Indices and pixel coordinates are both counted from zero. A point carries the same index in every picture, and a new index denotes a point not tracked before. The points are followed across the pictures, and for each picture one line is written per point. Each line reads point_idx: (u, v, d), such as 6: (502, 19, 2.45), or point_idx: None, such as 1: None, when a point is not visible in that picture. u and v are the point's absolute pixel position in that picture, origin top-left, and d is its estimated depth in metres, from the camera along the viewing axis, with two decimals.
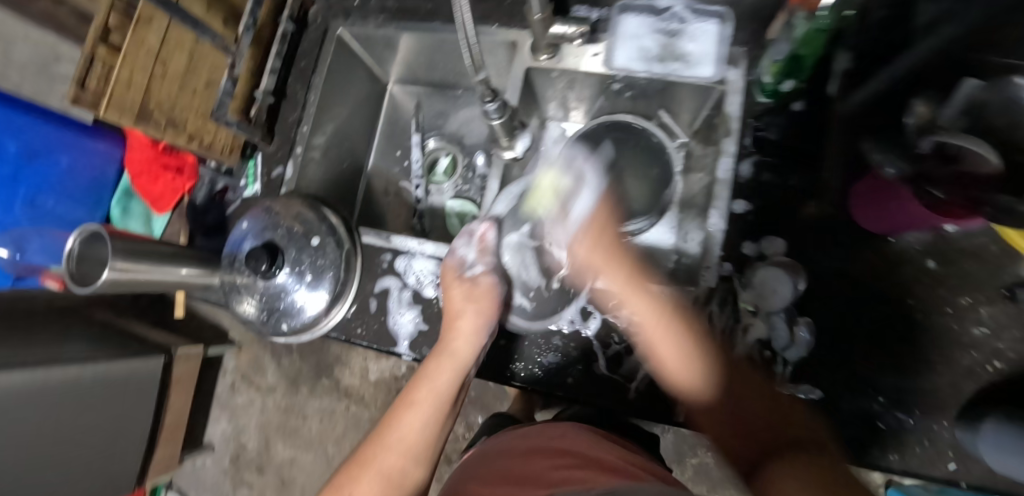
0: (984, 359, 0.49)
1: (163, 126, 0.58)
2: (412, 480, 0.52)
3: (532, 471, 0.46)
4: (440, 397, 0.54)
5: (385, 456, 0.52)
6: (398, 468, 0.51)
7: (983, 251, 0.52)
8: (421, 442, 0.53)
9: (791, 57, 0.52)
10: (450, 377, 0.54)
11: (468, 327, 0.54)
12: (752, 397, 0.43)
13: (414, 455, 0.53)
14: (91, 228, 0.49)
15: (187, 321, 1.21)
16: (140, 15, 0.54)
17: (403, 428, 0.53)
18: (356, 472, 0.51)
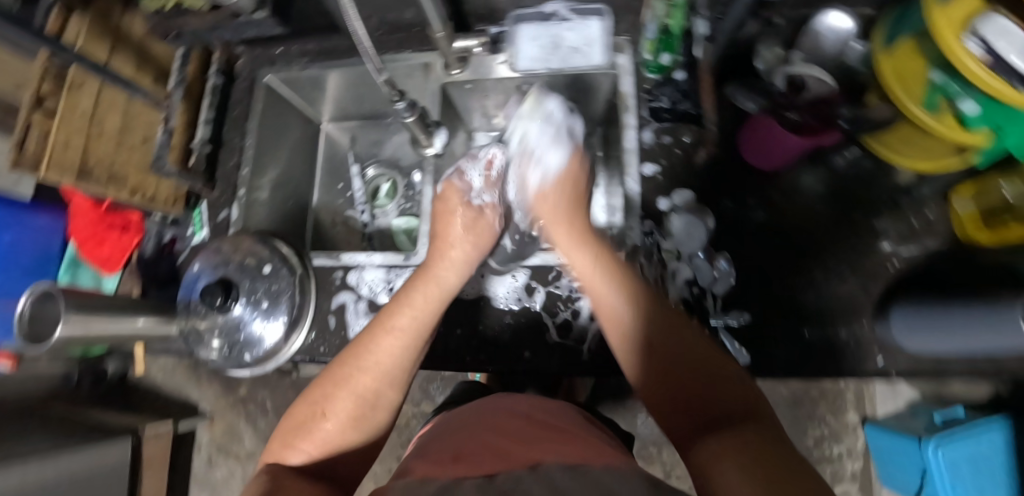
0: (883, 260, 0.56)
1: (104, 181, 0.59)
2: (382, 414, 0.44)
3: (510, 434, 0.40)
4: (424, 324, 0.47)
5: (361, 378, 0.43)
6: (373, 392, 0.43)
7: (864, 172, 0.59)
8: (403, 369, 0.45)
9: (661, 33, 0.57)
10: (435, 304, 0.48)
11: (461, 256, 0.54)
12: (690, 350, 0.40)
13: (392, 378, 0.44)
14: (40, 288, 0.52)
15: (150, 402, 1.15)
16: (70, 81, 0.57)
17: (383, 352, 0.44)
18: (324, 405, 0.42)
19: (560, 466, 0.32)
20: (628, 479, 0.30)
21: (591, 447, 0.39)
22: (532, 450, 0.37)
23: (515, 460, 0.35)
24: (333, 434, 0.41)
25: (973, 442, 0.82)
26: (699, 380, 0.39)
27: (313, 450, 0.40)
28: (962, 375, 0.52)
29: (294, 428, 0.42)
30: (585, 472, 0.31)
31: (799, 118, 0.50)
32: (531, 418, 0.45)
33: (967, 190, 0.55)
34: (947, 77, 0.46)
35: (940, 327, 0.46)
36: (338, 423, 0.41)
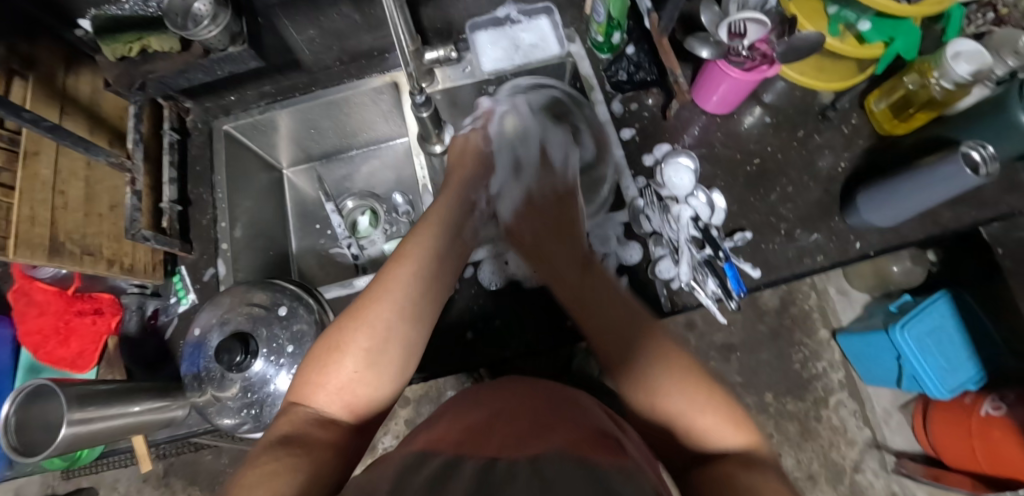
0: (832, 166, 0.66)
1: (79, 254, 0.52)
2: (400, 351, 0.42)
3: (519, 434, 0.35)
4: (432, 255, 0.48)
5: (376, 307, 0.42)
6: (384, 324, 0.42)
7: (796, 102, 0.70)
8: (415, 300, 0.44)
9: (609, 17, 0.63)
10: (438, 235, 0.50)
11: (463, 182, 0.58)
12: (677, 381, 0.41)
13: (405, 309, 0.43)
14: (34, 382, 0.45)
15: None
16: (26, 151, 0.50)
17: (394, 280, 0.44)
18: (339, 339, 0.41)
19: (568, 457, 0.28)
20: (642, 481, 0.26)
21: (593, 429, 0.35)
22: (544, 432, 0.34)
23: (525, 446, 0.32)
24: (349, 369, 0.40)
25: (928, 317, 0.95)
26: (675, 407, 0.40)
27: (334, 387, 0.39)
28: (916, 240, 0.64)
29: (314, 367, 0.41)
30: (593, 464, 0.27)
31: (747, 55, 0.58)
32: (539, 398, 0.42)
33: (877, 94, 0.67)
34: (841, 8, 0.62)
35: (892, 198, 0.57)
36: (354, 356, 0.40)
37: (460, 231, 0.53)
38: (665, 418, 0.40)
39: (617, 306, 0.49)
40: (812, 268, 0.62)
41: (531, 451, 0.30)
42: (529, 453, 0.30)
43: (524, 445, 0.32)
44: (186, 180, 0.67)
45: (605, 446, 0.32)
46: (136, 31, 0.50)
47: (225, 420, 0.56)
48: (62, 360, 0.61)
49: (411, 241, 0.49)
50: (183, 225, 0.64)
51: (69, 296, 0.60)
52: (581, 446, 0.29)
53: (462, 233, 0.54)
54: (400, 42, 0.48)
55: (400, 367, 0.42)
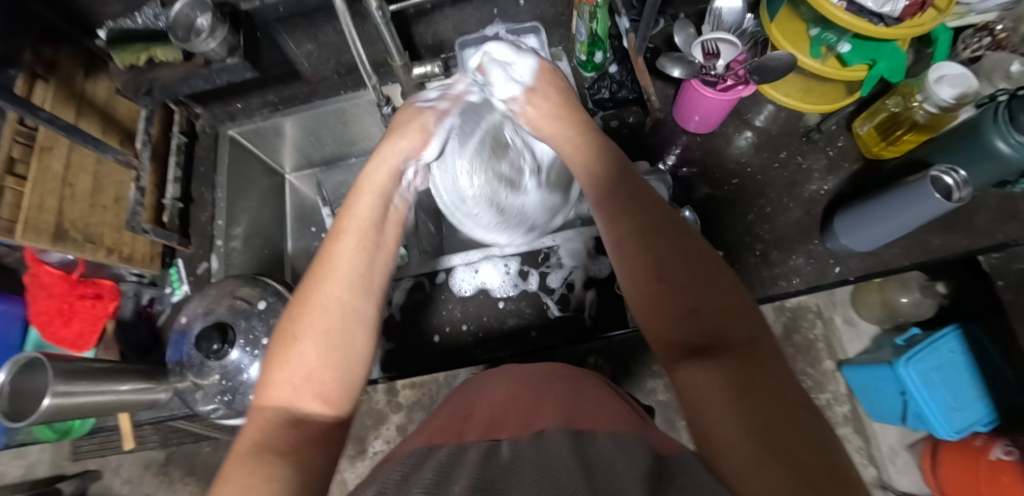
0: (815, 188, 0.66)
1: (81, 241, 0.56)
2: (365, 337, 0.39)
3: (520, 419, 0.37)
4: (369, 221, 0.42)
5: (323, 289, 0.39)
6: (336, 300, 0.38)
7: (780, 124, 0.70)
8: (362, 269, 0.40)
9: (591, 37, 0.65)
10: (372, 200, 0.43)
11: (405, 148, 0.47)
12: (692, 270, 0.35)
13: (354, 283, 0.39)
14: (26, 355, 0.50)
15: None
16: (41, 145, 0.54)
17: (337, 258, 0.40)
18: (292, 329, 0.37)
19: (564, 432, 0.31)
20: (633, 447, 0.28)
21: (582, 404, 0.38)
22: (542, 413, 0.36)
23: (525, 426, 0.35)
24: (310, 356, 0.36)
25: (934, 353, 0.92)
26: (696, 309, 0.33)
27: (298, 379, 0.36)
28: (899, 267, 0.62)
29: (270, 364, 0.37)
30: (587, 438, 0.30)
31: (719, 75, 0.59)
32: (540, 382, 0.44)
33: (863, 116, 0.67)
34: (823, 30, 0.61)
35: (868, 222, 0.56)
36: (311, 342, 0.37)
37: (396, 196, 0.45)
38: (691, 310, 0.33)
39: (637, 206, 0.39)
40: (787, 290, 0.61)
41: (533, 429, 0.33)
42: (533, 429, 0.33)
43: (523, 423, 0.35)
44: (191, 180, 0.71)
45: (598, 420, 0.35)
46: (143, 43, 0.56)
47: (203, 405, 0.60)
48: (63, 340, 0.66)
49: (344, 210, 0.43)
50: (183, 221, 0.69)
51: (73, 281, 0.64)
52: (580, 423, 0.33)
53: (401, 199, 0.46)
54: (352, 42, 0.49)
55: (364, 345, 0.39)
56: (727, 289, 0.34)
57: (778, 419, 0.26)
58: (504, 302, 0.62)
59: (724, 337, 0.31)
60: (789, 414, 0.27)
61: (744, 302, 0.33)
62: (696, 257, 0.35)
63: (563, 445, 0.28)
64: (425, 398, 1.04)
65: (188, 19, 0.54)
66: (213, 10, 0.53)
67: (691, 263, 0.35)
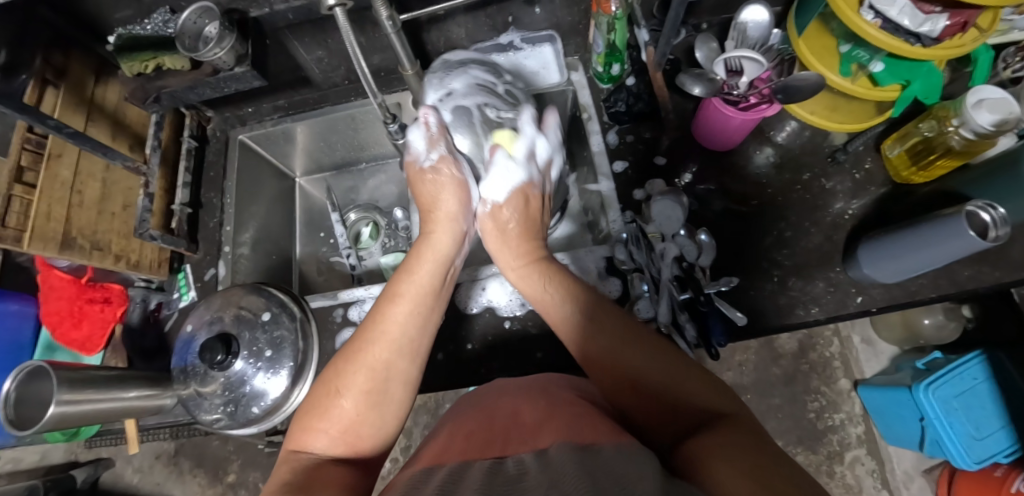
0: (839, 212, 0.63)
1: (89, 249, 0.58)
2: (402, 387, 0.42)
3: (522, 436, 0.34)
4: (426, 289, 0.46)
5: (372, 349, 0.41)
6: (384, 363, 0.41)
7: (806, 142, 0.67)
8: (415, 333, 0.43)
9: (609, 48, 0.64)
10: (432, 267, 0.48)
11: (453, 210, 0.52)
12: (665, 364, 0.39)
13: (401, 346, 0.42)
14: (31, 362, 0.50)
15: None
16: (50, 153, 0.57)
17: (390, 320, 0.43)
18: (336, 381, 0.40)
19: (569, 449, 0.29)
20: (641, 460, 0.27)
21: (593, 418, 0.35)
22: (553, 426, 0.34)
23: (530, 441, 0.33)
24: (349, 412, 0.39)
25: (956, 379, 0.88)
26: (675, 390, 0.37)
27: (335, 432, 0.39)
28: (928, 299, 0.59)
29: (310, 411, 0.40)
30: (595, 455, 0.28)
31: (741, 94, 0.57)
32: (540, 391, 0.42)
33: (892, 138, 0.64)
34: (854, 47, 0.59)
35: (895, 253, 0.53)
36: (355, 398, 0.40)
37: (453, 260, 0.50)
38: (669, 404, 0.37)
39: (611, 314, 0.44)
40: (806, 320, 0.59)
41: (536, 449, 0.31)
42: (537, 450, 0.31)
43: (525, 441, 0.33)
44: (200, 184, 0.71)
45: (610, 432, 0.32)
46: (151, 52, 0.57)
47: (206, 415, 0.59)
48: (73, 341, 0.67)
49: (402, 272, 0.47)
50: (192, 227, 0.69)
51: (82, 285, 0.66)
52: (583, 436, 0.31)
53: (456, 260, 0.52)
54: (354, 60, 0.46)
55: (402, 400, 0.42)
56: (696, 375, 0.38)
57: (768, 460, 0.29)
58: (510, 322, 0.61)
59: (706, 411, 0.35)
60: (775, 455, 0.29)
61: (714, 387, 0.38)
62: (655, 348, 0.41)
63: (571, 464, 0.26)
64: (432, 403, 1.02)
65: (195, 27, 0.54)
66: (221, 18, 0.53)
67: (655, 354, 0.40)
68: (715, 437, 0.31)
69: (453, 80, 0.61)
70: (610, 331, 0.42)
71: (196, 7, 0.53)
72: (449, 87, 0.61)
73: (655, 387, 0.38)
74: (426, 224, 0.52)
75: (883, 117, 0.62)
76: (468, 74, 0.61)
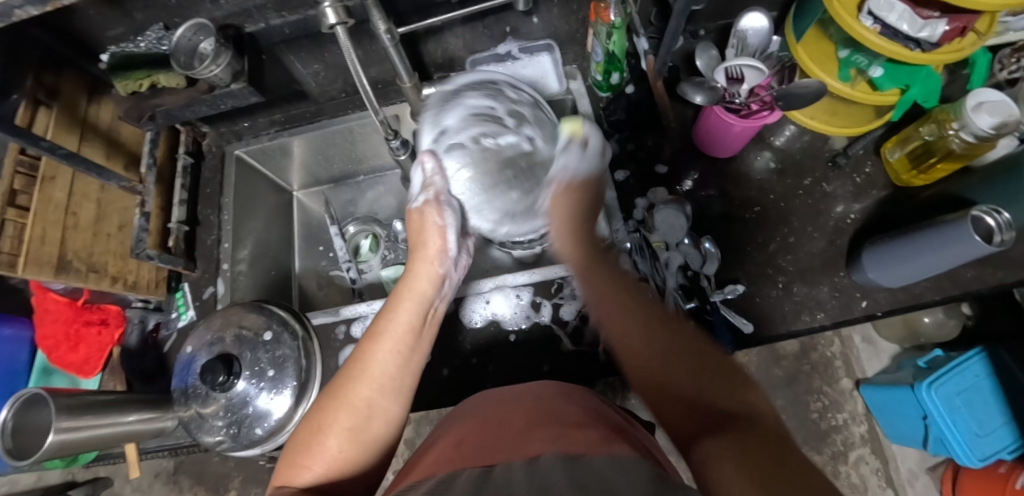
0: (841, 216, 0.63)
1: (84, 272, 0.57)
2: (383, 424, 0.41)
3: (509, 443, 0.33)
4: (407, 328, 0.45)
5: (355, 387, 0.41)
6: (364, 401, 0.41)
7: (805, 147, 0.67)
8: (395, 371, 0.43)
9: (608, 56, 0.63)
10: (413, 307, 0.47)
11: (436, 248, 0.50)
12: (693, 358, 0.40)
13: (384, 384, 0.42)
14: (26, 391, 0.48)
15: None
16: (43, 175, 0.56)
17: (371, 358, 0.43)
18: (320, 419, 0.41)
19: (559, 457, 0.29)
20: (632, 469, 0.27)
21: (585, 425, 0.34)
22: (545, 431, 0.33)
23: (518, 448, 0.32)
24: (332, 450, 0.39)
25: (958, 377, 0.88)
26: (695, 388, 0.37)
27: (320, 469, 0.38)
28: (932, 302, 0.59)
29: (296, 449, 0.40)
30: (586, 463, 0.28)
31: (742, 102, 0.57)
32: (536, 399, 0.40)
33: (892, 142, 0.64)
34: (852, 53, 0.58)
35: (901, 256, 0.54)
36: (337, 437, 0.39)
37: (436, 300, 0.49)
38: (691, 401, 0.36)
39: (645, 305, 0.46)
40: (812, 325, 0.59)
41: (526, 455, 0.30)
42: (525, 456, 0.30)
43: (513, 448, 0.32)
44: (197, 201, 0.70)
45: (601, 441, 0.32)
46: (145, 69, 0.56)
47: (208, 437, 0.58)
48: (70, 364, 0.66)
49: (384, 314, 0.47)
50: (189, 245, 0.68)
51: (78, 307, 0.65)
52: (575, 446, 0.30)
53: (440, 300, 0.50)
54: (353, 71, 0.45)
55: (382, 432, 0.41)
56: (727, 373, 0.38)
57: (777, 458, 0.27)
58: (515, 335, 0.61)
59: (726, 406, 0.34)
60: (791, 458, 0.28)
61: (745, 387, 0.37)
62: (690, 348, 0.41)
63: (560, 471, 0.26)
64: None
65: (189, 44, 0.53)
66: (216, 34, 0.52)
67: (686, 354, 0.41)
68: (725, 432, 0.31)
69: (447, 117, 0.53)
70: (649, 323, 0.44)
71: (191, 24, 0.53)
72: (443, 124, 0.53)
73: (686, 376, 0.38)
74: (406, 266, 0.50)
75: (882, 121, 0.62)
76: (463, 105, 0.53)
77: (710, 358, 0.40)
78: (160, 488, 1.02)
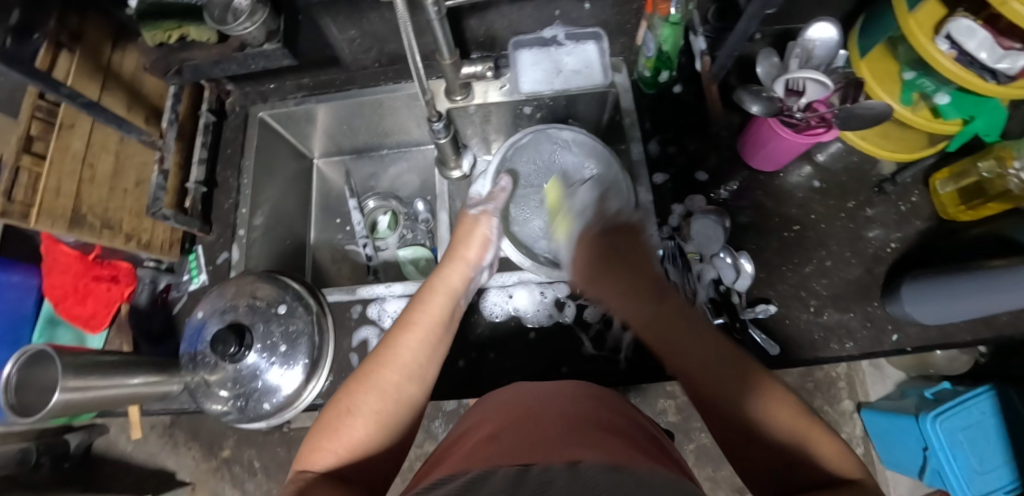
0: (880, 244, 0.61)
1: (98, 227, 0.55)
2: (407, 413, 0.40)
3: (534, 439, 0.31)
4: (437, 318, 0.46)
5: (383, 372, 0.41)
6: (394, 386, 0.40)
7: (852, 168, 0.65)
8: (424, 360, 0.43)
9: (659, 52, 0.60)
10: (445, 300, 0.49)
11: (472, 257, 0.54)
12: (742, 380, 0.37)
13: (412, 372, 0.42)
14: (32, 347, 0.46)
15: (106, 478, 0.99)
16: (62, 122, 0.54)
17: (402, 346, 0.43)
18: (347, 402, 0.39)
19: (601, 465, 0.26)
20: (684, 487, 0.24)
21: (623, 433, 0.33)
22: (581, 436, 0.31)
23: (557, 448, 0.29)
24: (358, 433, 0.38)
25: (965, 412, 0.87)
26: (754, 427, 0.35)
27: (342, 451, 0.37)
28: (965, 342, 0.57)
29: (320, 430, 0.39)
30: (631, 473, 0.25)
31: (801, 117, 0.54)
32: (569, 397, 0.38)
33: (945, 174, 0.62)
34: (920, 76, 0.57)
35: (947, 292, 0.52)
36: (365, 421, 0.38)
37: (461, 297, 0.51)
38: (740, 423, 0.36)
39: (695, 326, 0.43)
40: (839, 354, 0.57)
41: (567, 458, 0.27)
42: (565, 459, 0.27)
43: (555, 450, 0.29)
44: (217, 162, 0.68)
45: (634, 455, 0.29)
46: (176, 20, 0.52)
47: (214, 405, 0.57)
48: (77, 317, 0.64)
49: (416, 304, 0.48)
50: (206, 206, 0.66)
51: (89, 261, 0.62)
52: (618, 453, 0.28)
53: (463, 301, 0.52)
54: (407, 50, 0.44)
55: (407, 421, 0.40)
56: (779, 401, 0.35)
57: None
58: (536, 332, 0.59)
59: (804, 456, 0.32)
60: None
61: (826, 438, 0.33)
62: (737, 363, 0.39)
63: (605, 476, 0.23)
64: None
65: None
66: None
67: (737, 375, 0.38)
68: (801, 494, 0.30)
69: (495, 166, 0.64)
70: (705, 354, 0.40)
71: None
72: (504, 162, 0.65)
73: (734, 405, 0.36)
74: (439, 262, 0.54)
75: (935, 149, 0.61)
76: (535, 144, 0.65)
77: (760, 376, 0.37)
78: (156, 440, 1.00)
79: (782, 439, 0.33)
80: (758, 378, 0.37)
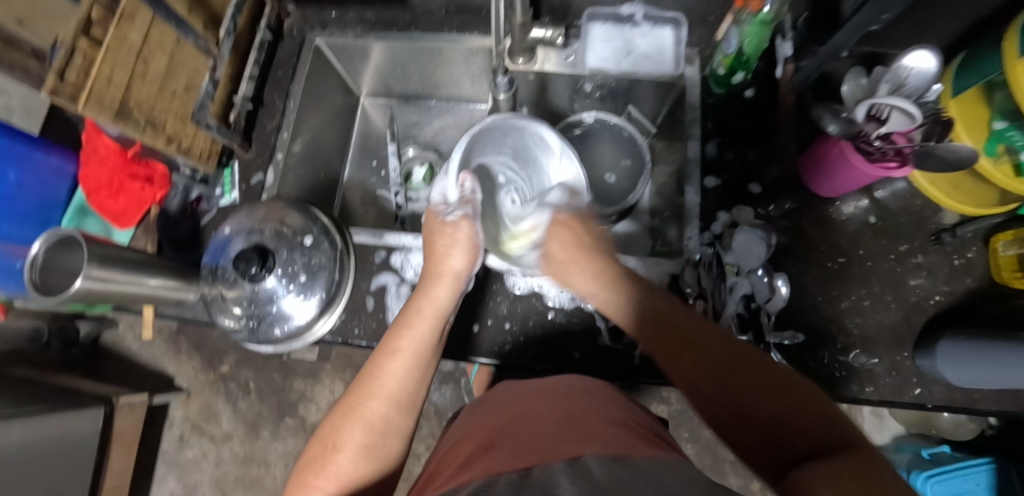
0: (924, 294, 0.58)
1: (142, 124, 0.55)
2: (396, 440, 0.41)
3: (523, 440, 0.31)
4: (424, 343, 0.44)
5: (368, 405, 0.40)
6: (380, 419, 0.40)
7: (913, 210, 0.62)
8: (409, 388, 0.42)
9: (739, 51, 0.57)
10: (431, 322, 0.46)
11: (459, 269, 0.50)
12: (736, 369, 0.35)
13: (399, 402, 0.41)
14: (62, 231, 0.47)
15: (110, 370, 1.02)
16: (123, 12, 0.52)
17: (387, 375, 0.42)
18: (334, 437, 0.40)
19: (602, 458, 0.25)
20: (683, 469, 0.24)
21: (621, 424, 0.32)
22: (579, 433, 0.30)
23: (556, 449, 0.28)
24: (348, 468, 0.38)
25: (956, 480, 0.83)
26: (753, 405, 0.32)
27: (331, 487, 0.38)
28: (989, 412, 0.55)
29: (307, 467, 0.39)
30: (630, 464, 0.24)
31: (878, 146, 0.51)
32: (564, 394, 0.38)
33: (1009, 236, 0.58)
34: (1011, 127, 0.53)
35: (982, 357, 0.50)
36: (351, 455, 0.39)
37: (450, 314, 0.49)
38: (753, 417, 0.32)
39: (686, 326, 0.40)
40: (857, 397, 0.55)
41: (567, 456, 0.26)
42: (565, 457, 0.26)
43: (551, 449, 0.28)
44: (266, 81, 0.67)
45: (637, 443, 0.28)
46: None
47: (226, 320, 0.58)
48: (107, 211, 0.65)
49: (401, 322, 0.46)
50: (248, 124, 0.66)
51: (127, 158, 0.63)
52: (615, 445, 0.27)
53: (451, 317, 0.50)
54: None
55: (398, 444, 0.41)
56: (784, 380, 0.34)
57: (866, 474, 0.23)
58: (554, 313, 0.58)
59: (812, 427, 0.29)
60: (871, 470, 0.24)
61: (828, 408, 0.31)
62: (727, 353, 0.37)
63: (603, 471, 0.22)
64: None
65: None
66: None
67: (732, 367, 0.35)
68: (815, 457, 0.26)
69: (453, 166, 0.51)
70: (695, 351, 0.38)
71: None
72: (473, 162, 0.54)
73: (719, 389, 0.34)
74: (425, 274, 0.51)
75: (1002, 209, 0.57)
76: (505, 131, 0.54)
77: (743, 362, 0.36)
78: (161, 343, 1.03)
79: (786, 418, 0.31)
80: (749, 365, 0.35)
